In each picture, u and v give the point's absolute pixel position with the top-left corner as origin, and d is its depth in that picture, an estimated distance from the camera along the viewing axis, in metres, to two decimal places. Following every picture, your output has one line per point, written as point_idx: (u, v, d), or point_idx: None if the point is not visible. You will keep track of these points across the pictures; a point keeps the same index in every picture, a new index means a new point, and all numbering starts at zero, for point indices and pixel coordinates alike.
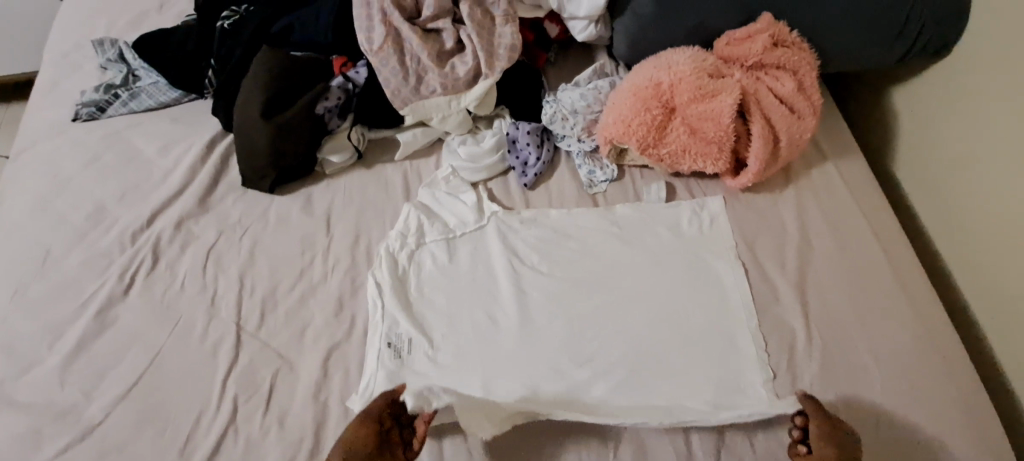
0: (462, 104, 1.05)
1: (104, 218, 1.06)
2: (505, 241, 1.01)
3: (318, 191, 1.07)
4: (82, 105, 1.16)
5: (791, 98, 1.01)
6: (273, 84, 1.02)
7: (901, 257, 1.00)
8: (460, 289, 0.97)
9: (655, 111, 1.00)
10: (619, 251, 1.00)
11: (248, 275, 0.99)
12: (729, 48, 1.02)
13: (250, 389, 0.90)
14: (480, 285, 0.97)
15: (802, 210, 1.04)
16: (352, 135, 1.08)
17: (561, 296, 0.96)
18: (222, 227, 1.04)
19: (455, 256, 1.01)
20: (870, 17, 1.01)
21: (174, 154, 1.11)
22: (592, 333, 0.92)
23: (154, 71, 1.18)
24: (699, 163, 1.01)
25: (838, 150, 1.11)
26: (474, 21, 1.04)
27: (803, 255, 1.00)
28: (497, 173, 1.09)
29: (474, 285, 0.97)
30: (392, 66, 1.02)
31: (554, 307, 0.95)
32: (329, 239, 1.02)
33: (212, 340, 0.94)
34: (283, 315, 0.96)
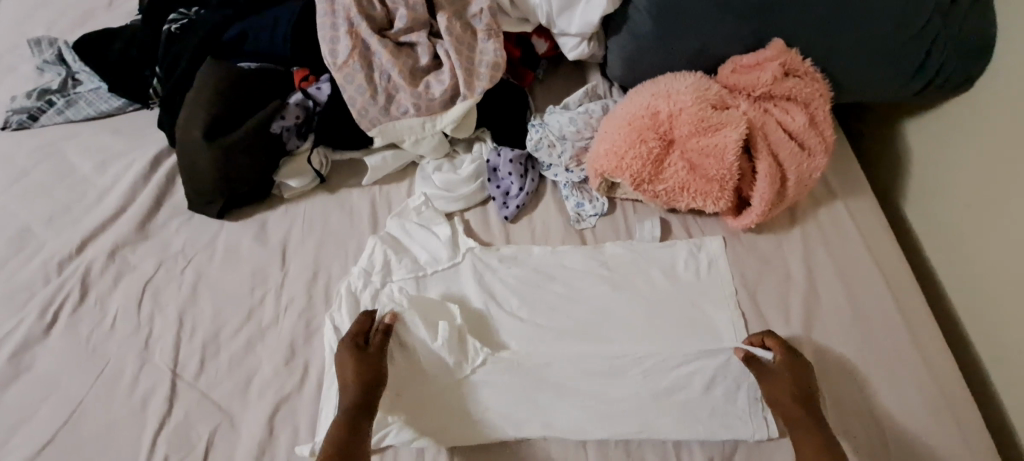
0: (438, 127, 0.95)
1: (28, 244, 0.93)
2: (483, 280, 0.91)
3: (274, 217, 0.96)
4: (12, 112, 1.04)
5: (802, 134, 0.91)
6: (222, 100, 0.90)
7: (917, 309, 0.91)
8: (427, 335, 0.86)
9: (652, 143, 0.90)
10: (607, 296, 0.90)
11: (188, 313, 0.88)
12: (734, 76, 0.92)
13: (184, 447, 0.78)
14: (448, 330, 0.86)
15: (809, 255, 0.95)
16: (315, 158, 0.97)
17: (541, 346, 0.86)
18: (162, 257, 0.92)
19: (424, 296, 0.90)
20: (890, 45, 0.92)
21: (113, 171, 0.99)
22: (576, 393, 0.82)
23: (95, 77, 1.06)
24: (699, 201, 0.92)
25: (847, 187, 1.02)
26: (453, 34, 0.94)
27: (810, 306, 0.90)
28: (476, 203, 0.99)
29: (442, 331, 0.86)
30: (358, 82, 0.91)
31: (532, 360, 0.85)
32: (284, 273, 0.91)
33: (143, 389, 0.82)
34: (226, 361, 0.84)
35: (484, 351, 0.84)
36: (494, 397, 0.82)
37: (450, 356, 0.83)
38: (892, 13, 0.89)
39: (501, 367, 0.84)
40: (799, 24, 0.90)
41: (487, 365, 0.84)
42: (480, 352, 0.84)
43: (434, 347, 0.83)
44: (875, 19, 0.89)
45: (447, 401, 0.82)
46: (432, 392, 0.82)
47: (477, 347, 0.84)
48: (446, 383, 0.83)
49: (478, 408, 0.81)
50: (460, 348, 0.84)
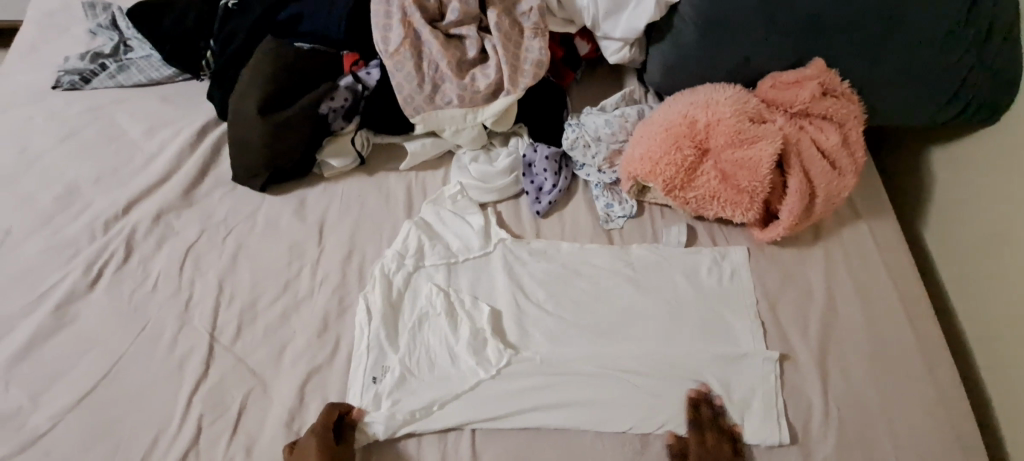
0: (479, 119, 0.97)
1: (75, 201, 0.97)
2: (514, 274, 0.93)
3: (313, 195, 0.99)
4: (65, 71, 1.08)
5: (834, 153, 0.93)
6: (276, 78, 0.93)
7: (931, 333, 0.93)
8: (456, 319, 0.89)
9: (687, 151, 0.92)
10: (632, 295, 0.93)
11: (228, 281, 0.91)
12: (773, 91, 0.94)
13: (217, 409, 0.82)
14: (473, 330, 0.87)
15: (830, 272, 0.97)
16: (357, 140, 0.99)
17: (565, 344, 0.88)
18: (204, 225, 0.95)
19: (454, 284, 0.92)
20: (925, 74, 0.94)
21: (161, 137, 1.02)
22: (599, 392, 0.84)
23: (147, 44, 1.09)
24: (727, 211, 0.94)
25: (872, 209, 1.04)
26: (501, 30, 0.96)
27: (827, 321, 0.93)
28: (509, 196, 1.01)
29: (467, 331, 0.87)
30: (406, 70, 0.94)
31: (554, 355, 0.87)
32: (320, 250, 0.94)
33: (181, 351, 0.86)
34: (261, 330, 0.88)
35: (507, 353, 0.86)
36: (517, 393, 0.83)
37: (473, 356, 0.85)
38: (932, 42, 0.91)
39: (523, 368, 0.85)
40: (839, 46, 0.92)
41: (512, 365, 0.85)
42: (504, 354, 0.86)
43: (456, 346, 0.86)
44: (914, 47, 0.91)
45: (470, 395, 0.83)
46: (455, 385, 0.83)
47: (499, 347, 0.86)
48: (469, 371, 0.85)
49: (507, 400, 0.83)
50: (481, 352, 0.86)
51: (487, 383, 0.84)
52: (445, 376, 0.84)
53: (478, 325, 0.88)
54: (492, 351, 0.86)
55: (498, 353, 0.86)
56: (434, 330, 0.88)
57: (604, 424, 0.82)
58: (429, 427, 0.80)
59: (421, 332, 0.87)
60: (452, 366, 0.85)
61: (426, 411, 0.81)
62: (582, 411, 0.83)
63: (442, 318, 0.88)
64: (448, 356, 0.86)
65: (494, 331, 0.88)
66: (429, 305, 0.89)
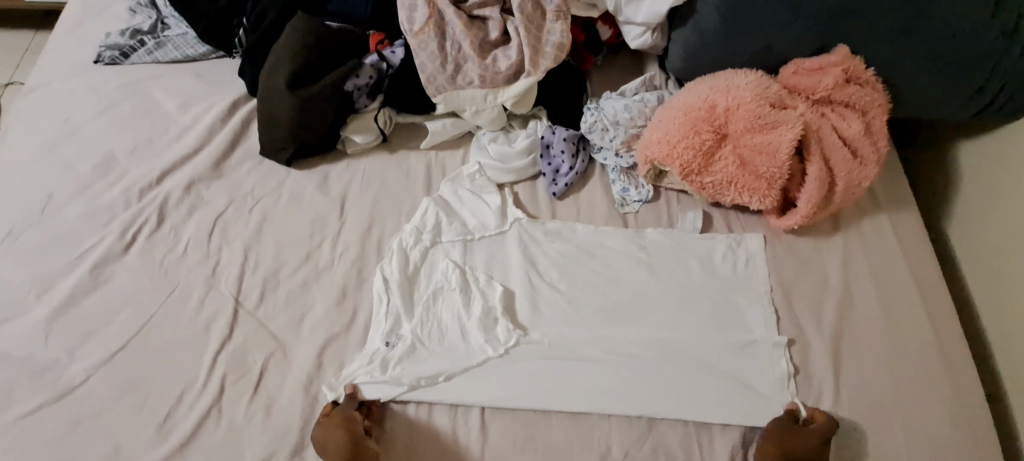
0: (499, 100, 0.99)
1: (113, 170, 1.02)
2: (528, 253, 0.95)
3: (337, 170, 1.02)
4: (106, 47, 1.13)
5: (856, 141, 0.92)
6: (303, 55, 0.96)
7: (949, 327, 0.92)
8: (468, 296, 0.90)
9: (705, 135, 0.92)
10: (645, 279, 0.93)
11: (253, 249, 0.94)
12: (795, 77, 0.93)
13: (240, 370, 0.85)
14: (485, 308, 0.89)
15: (848, 261, 0.96)
16: (380, 118, 1.01)
17: (575, 325, 0.89)
18: (232, 196, 0.99)
19: (468, 260, 0.94)
20: (956, 64, 0.92)
21: (193, 112, 1.07)
22: (609, 379, 0.84)
23: (183, 22, 1.13)
24: (745, 197, 0.93)
25: (894, 201, 1.02)
26: (524, 12, 0.96)
27: (843, 310, 0.92)
28: (526, 177, 1.03)
29: (479, 308, 0.89)
30: (430, 50, 0.95)
31: (563, 338, 0.87)
32: (341, 223, 0.97)
33: (207, 314, 0.89)
34: (283, 297, 0.91)
35: (516, 333, 0.87)
36: (527, 371, 0.85)
37: (483, 332, 0.87)
38: (965, 31, 0.88)
39: (531, 350, 0.86)
40: (868, 33, 0.91)
41: (520, 345, 0.86)
42: (513, 333, 0.87)
43: (468, 322, 0.88)
44: (946, 36, 0.89)
45: (480, 370, 0.84)
46: (465, 359, 0.85)
47: (509, 326, 0.87)
48: (479, 349, 0.86)
49: (518, 377, 0.84)
50: (491, 328, 0.87)
51: (495, 360, 0.85)
52: (453, 350, 0.86)
53: (490, 303, 0.89)
54: (501, 329, 0.87)
55: (507, 331, 0.87)
56: (449, 303, 0.89)
57: (616, 408, 0.82)
58: (438, 400, 0.82)
59: (435, 307, 0.89)
60: (463, 341, 0.87)
61: (431, 381, 0.83)
62: (591, 391, 0.83)
63: (456, 293, 0.90)
64: (459, 332, 0.87)
65: (505, 310, 0.89)
66: (445, 282, 0.91)
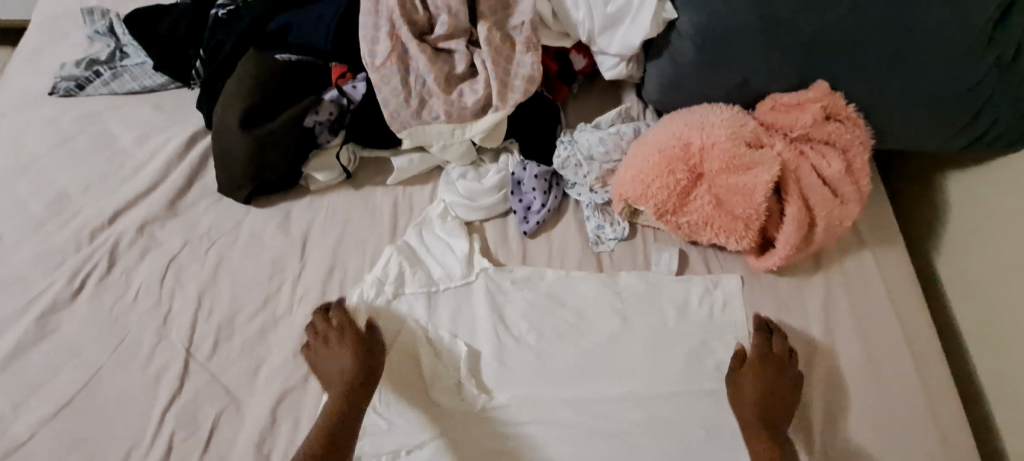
0: (467, 135, 0.94)
1: (65, 208, 0.97)
2: (497, 310, 0.91)
3: (298, 208, 0.98)
4: (61, 78, 1.08)
5: (836, 181, 0.88)
6: (259, 93, 0.92)
7: (934, 373, 0.88)
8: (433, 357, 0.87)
9: (679, 175, 0.88)
10: (617, 328, 0.89)
11: (207, 295, 0.90)
12: (773, 114, 0.90)
13: (190, 427, 0.81)
14: (448, 371, 0.86)
15: (829, 303, 0.93)
16: (343, 155, 0.97)
17: (544, 395, 0.85)
18: (188, 236, 0.95)
19: (434, 316, 0.90)
20: (948, 98, 0.87)
21: (150, 146, 1.02)
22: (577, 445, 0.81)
23: (142, 52, 1.09)
24: (721, 237, 0.90)
25: (878, 237, 0.99)
26: (491, 44, 0.93)
27: (823, 356, 0.88)
28: (497, 214, 0.99)
29: (442, 371, 0.86)
30: (393, 84, 0.91)
31: (529, 401, 0.84)
32: (302, 265, 0.93)
33: (158, 365, 0.85)
34: (238, 347, 0.87)
35: (481, 398, 0.84)
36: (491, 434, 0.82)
37: (447, 399, 0.84)
38: (955, 66, 0.84)
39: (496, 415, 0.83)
40: (851, 67, 0.86)
41: (484, 412, 0.84)
42: (478, 398, 0.84)
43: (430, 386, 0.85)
44: (931, 72, 0.85)
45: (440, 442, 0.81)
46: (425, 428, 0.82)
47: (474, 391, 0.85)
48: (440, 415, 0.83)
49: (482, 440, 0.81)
50: (455, 394, 0.85)
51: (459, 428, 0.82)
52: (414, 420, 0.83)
53: (455, 365, 0.86)
54: (466, 395, 0.84)
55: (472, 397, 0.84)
56: (412, 364, 0.87)
57: None
58: None
59: (396, 372, 0.86)
60: (426, 406, 0.84)
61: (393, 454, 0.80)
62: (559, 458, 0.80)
63: (420, 355, 0.87)
64: (423, 396, 0.85)
65: (470, 372, 0.86)
66: (412, 345, 0.88)
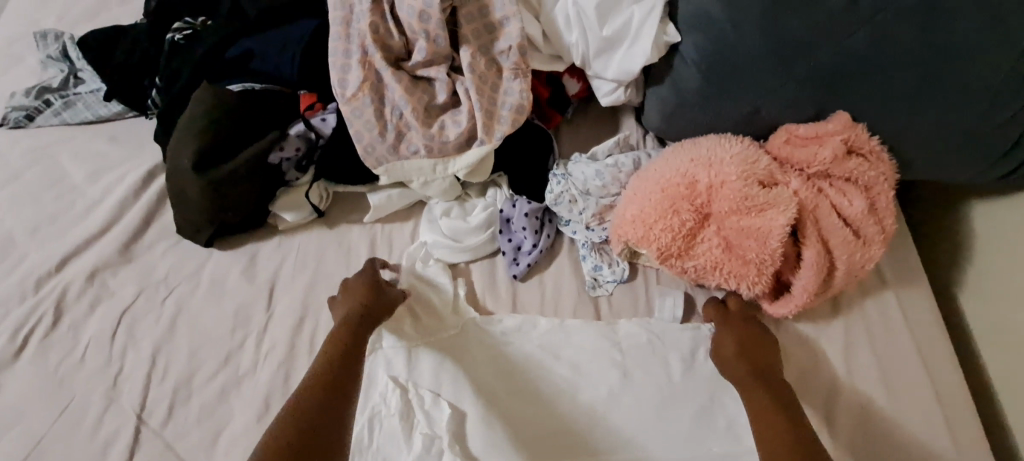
0: (450, 171, 0.86)
1: (8, 255, 0.88)
2: (485, 364, 0.82)
3: (266, 250, 0.89)
4: (8, 108, 0.99)
5: (858, 221, 0.80)
6: (218, 129, 0.83)
7: (969, 433, 0.80)
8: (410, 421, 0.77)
9: (685, 215, 0.80)
10: (618, 385, 0.81)
11: (163, 351, 0.81)
12: (788, 147, 0.81)
13: None
14: (427, 440, 0.76)
15: (852, 354, 0.84)
16: (313, 192, 0.88)
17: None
18: (143, 284, 0.86)
19: (414, 374, 0.81)
20: (982, 128, 0.78)
21: (105, 183, 0.93)
22: None
23: (96, 78, 1.00)
24: (731, 283, 0.81)
25: (901, 275, 0.90)
26: (475, 72, 0.84)
27: (847, 416, 0.80)
28: (484, 254, 0.90)
29: (420, 442, 0.76)
30: (366, 117, 0.83)
31: None
32: (268, 315, 0.84)
33: (107, 433, 0.77)
34: (197, 410, 0.78)
35: None
36: None
37: None
38: (990, 94, 0.75)
39: None
40: (874, 96, 0.78)
41: None
42: None
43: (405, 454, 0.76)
44: (962, 102, 0.76)
45: None
46: None
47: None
48: None
49: None
50: None
51: None
52: None
53: (435, 432, 0.77)
54: None
55: None
56: (387, 432, 0.77)
57: None
58: None
59: (371, 438, 0.77)
60: None
61: None
62: None
63: (396, 419, 0.77)
64: None
65: (453, 438, 0.77)
66: (384, 406, 0.78)
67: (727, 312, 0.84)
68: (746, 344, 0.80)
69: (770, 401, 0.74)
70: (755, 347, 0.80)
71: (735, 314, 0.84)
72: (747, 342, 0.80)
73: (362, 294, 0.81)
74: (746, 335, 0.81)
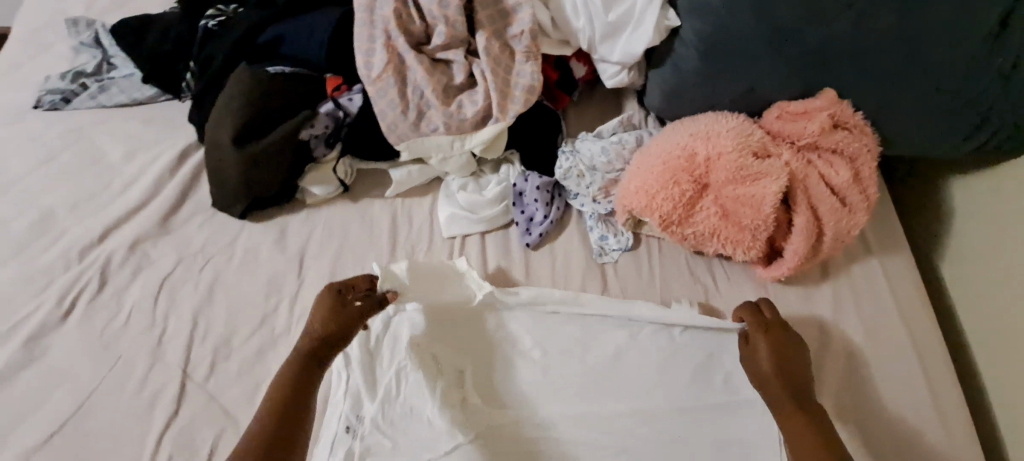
0: (468, 147, 0.92)
1: (52, 228, 0.94)
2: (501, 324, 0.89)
3: (295, 223, 0.95)
4: (46, 91, 1.05)
5: (845, 190, 0.87)
6: (253, 109, 0.89)
7: (943, 381, 0.87)
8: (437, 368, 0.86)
9: (685, 186, 0.86)
10: (624, 342, 0.87)
11: (203, 315, 0.88)
12: (780, 122, 0.88)
13: (187, 451, 0.79)
14: (451, 380, 0.86)
15: (839, 314, 0.91)
16: (340, 168, 0.95)
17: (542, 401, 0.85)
18: (182, 254, 0.92)
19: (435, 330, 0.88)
20: (955, 105, 0.85)
21: (140, 161, 0.99)
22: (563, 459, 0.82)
23: (129, 63, 1.06)
24: (728, 248, 0.88)
25: (884, 244, 0.98)
26: (490, 54, 0.90)
27: (833, 368, 0.87)
28: (498, 226, 0.96)
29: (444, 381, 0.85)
30: (389, 96, 0.89)
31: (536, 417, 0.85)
32: (299, 283, 0.90)
33: (152, 389, 0.83)
34: (236, 368, 0.84)
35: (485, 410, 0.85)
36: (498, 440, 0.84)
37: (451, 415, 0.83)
38: (961, 72, 0.82)
39: (503, 429, 0.84)
40: (857, 75, 0.85)
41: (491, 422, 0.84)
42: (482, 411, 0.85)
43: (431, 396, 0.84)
44: (936, 80, 0.84)
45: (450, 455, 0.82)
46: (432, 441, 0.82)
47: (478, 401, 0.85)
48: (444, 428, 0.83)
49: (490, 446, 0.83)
50: (458, 405, 0.84)
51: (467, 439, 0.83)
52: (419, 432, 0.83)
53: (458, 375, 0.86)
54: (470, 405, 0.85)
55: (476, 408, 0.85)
56: (414, 379, 0.85)
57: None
58: None
59: (400, 387, 0.84)
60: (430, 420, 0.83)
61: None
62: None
63: (422, 369, 0.85)
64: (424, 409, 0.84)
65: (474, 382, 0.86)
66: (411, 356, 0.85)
67: (761, 317, 0.85)
68: (781, 358, 0.82)
69: (792, 407, 0.78)
70: (789, 361, 0.82)
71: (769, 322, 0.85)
72: (778, 349, 0.82)
73: (325, 315, 0.83)
74: (775, 343, 0.83)
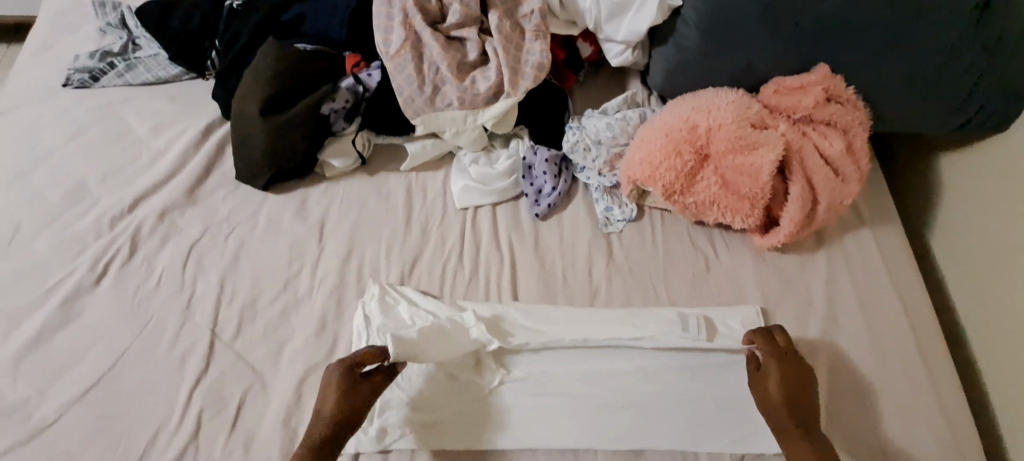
0: (479, 121, 0.97)
1: (83, 198, 0.99)
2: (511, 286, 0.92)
3: (315, 194, 1.00)
4: (75, 70, 1.09)
5: (837, 161, 0.92)
6: (277, 83, 0.94)
7: (931, 340, 0.92)
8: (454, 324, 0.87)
9: (687, 157, 0.91)
10: (630, 301, 0.92)
11: (229, 279, 0.92)
12: (777, 97, 0.93)
13: (216, 405, 0.83)
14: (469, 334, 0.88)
15: (833, 278, 0.96)
16: (358, 141, 1.00)
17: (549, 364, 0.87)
18: (208, 223, 0.97)
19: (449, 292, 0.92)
20: (941, 80, 0.90)
21: (167, 136, 1.04)
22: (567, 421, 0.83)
23: (155, 43, 1.11)
24: (727, 216, 0.93)
25: (875, 216, 1.02)
26: (502, 33, 0.95)
27: (829, 328, 0.91)
28: (508, 198, 1.01)
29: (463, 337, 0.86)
30: (407, 72, 0.94)
31: (544, 373, 0.86)
32: (320, 250, 0.95)
33: (182, 349, 0.87)
34: (261, 328, 0.89)
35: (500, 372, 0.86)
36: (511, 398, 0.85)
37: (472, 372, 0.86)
38: (948, 48, 0.87)
39: (516, 386, 0.86)
40: (850, 51, 0.89)
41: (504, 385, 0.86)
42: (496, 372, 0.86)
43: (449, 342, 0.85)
44: (924, 55, 0.88)
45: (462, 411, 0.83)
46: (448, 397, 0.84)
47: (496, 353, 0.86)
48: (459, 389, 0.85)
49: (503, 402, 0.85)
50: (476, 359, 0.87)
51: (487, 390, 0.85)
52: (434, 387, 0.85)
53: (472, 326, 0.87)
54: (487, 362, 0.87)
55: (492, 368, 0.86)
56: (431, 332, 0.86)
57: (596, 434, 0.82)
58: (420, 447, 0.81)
59: None
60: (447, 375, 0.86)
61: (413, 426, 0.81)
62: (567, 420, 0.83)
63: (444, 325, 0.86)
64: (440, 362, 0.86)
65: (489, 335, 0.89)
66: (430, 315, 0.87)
67: (776, 345, 0.84)
68: (790, 386, 0.81)
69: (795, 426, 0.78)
70: (802, 396, 0.81)
71: (784, 351, 0.84)
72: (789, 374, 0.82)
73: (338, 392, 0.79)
74: (786, 369, 0.82)
